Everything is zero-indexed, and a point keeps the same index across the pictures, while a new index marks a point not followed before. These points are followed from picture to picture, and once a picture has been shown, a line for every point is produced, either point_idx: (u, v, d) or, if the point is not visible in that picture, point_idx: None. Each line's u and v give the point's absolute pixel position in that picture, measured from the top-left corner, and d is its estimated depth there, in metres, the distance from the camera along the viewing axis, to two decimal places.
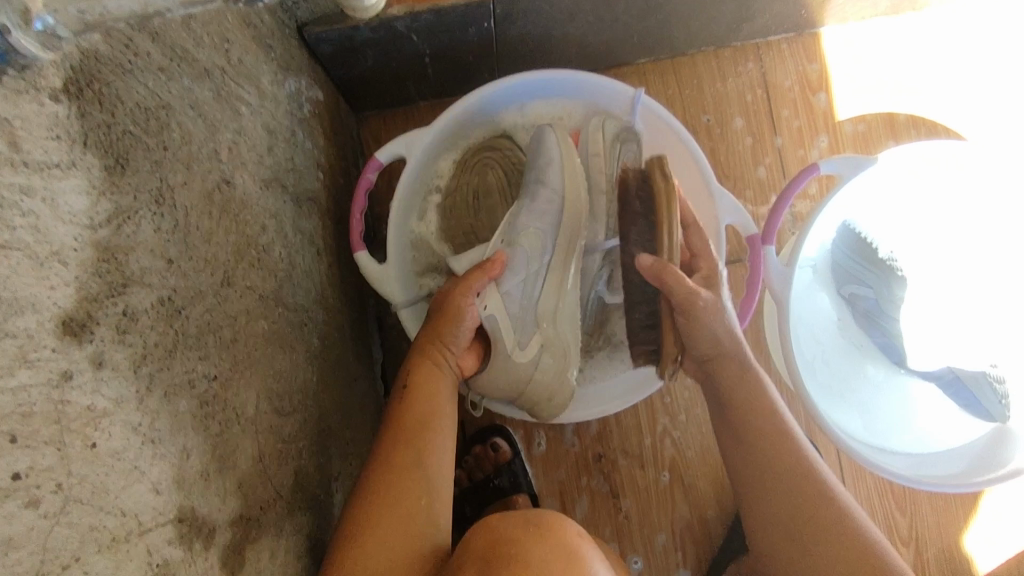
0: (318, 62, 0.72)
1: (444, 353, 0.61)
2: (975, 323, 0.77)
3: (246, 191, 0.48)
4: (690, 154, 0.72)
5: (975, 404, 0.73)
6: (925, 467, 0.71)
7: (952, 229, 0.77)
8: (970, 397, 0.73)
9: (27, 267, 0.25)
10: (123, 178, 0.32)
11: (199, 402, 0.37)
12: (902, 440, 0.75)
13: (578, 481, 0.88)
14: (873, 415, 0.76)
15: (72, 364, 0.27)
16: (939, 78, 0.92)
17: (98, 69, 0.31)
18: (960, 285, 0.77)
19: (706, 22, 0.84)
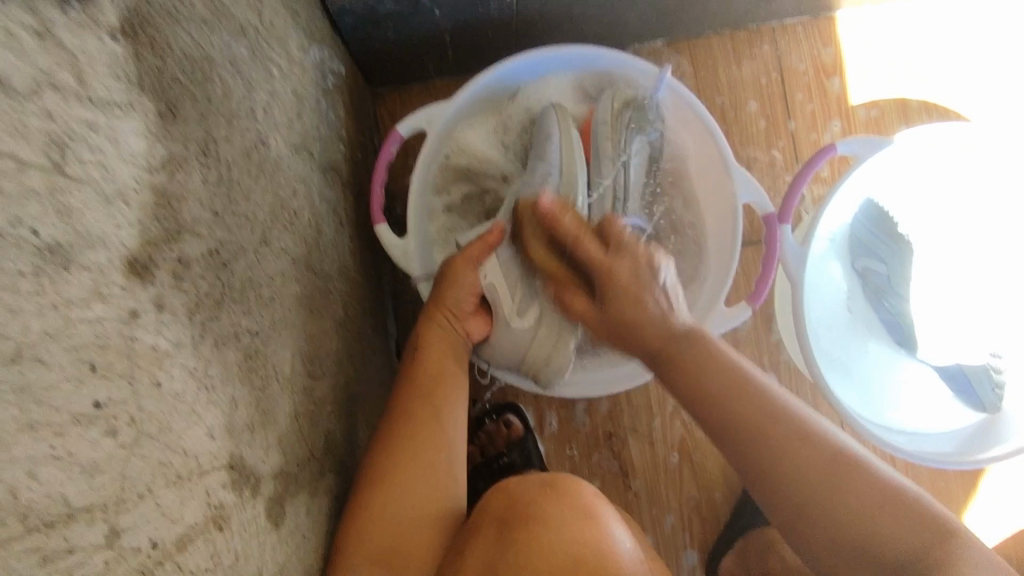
0: (339, 34, 0.72)
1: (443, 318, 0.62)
2: (980, 308, 0.78)
3: (279, 155, 0.48)
4: (710, 135, 0.73)
5: (968, 391, 0.75)
6: (920, 439, 0.73)
7: (963, 213, 0.78)
8: (966, 384, 0.75)
9: (97, 203, 0.25)
10: (174, 125, 0.32)
11: (244, 355, 0.37)
12: (898, 415, 0.76)
13: (588, 462, 0.89)
14: (869, 386, 0.77)
15: (138, 303, 0.27)
16: (950, 64, 0.93)
17: (151, 14, 0.31)
18: (969, 269, 0.78)
19: (724, 3, 0.84)
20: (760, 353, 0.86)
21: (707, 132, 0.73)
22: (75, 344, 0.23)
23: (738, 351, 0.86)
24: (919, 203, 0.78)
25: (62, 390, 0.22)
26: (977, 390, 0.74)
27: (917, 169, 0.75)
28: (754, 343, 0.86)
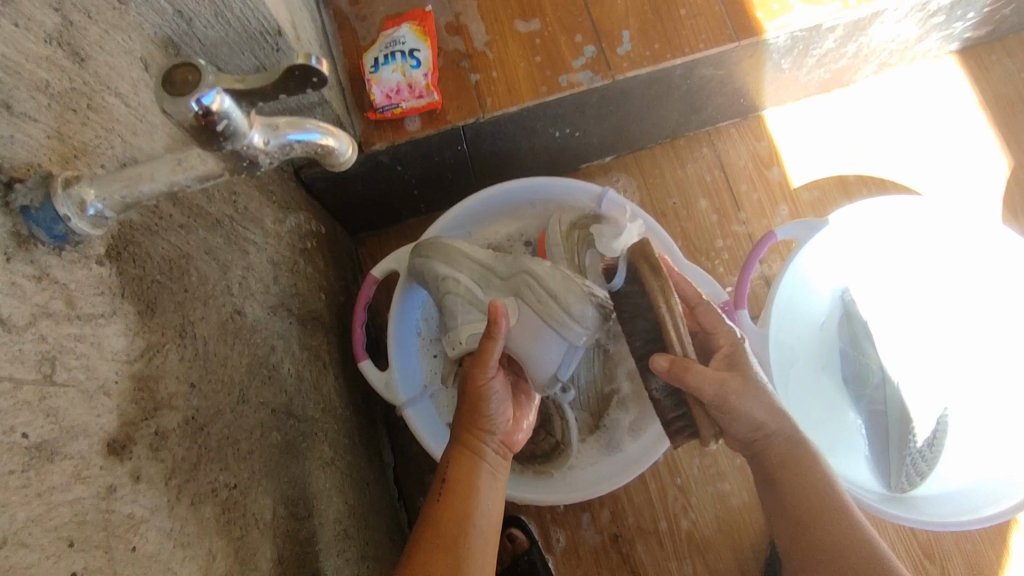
0: (316, 197, 0.82)
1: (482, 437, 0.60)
2: (966, 369, 0.82)
3: (256, 319, 0.55)
4: (658, 239, 0.80)
5: (882, 457, 0.78)
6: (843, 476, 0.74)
7: (926, 273, 0.84)
8: (881, 442, 0.79)
9: (80, 400, 0.31)
10: (153, 318, 0.39)
11: (221, 508, 0.41)
12: (819, 441, 0.79)
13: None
14: (806, 408, 0.80)
15: (115, 478, 0.32)
16: (878, 140, 1.01)
17: (133, 235, 0.38)
18: (944, 325, 0.84)
19: (657, 121, 0.94)
20: None
21: (654, 237, 0.80)
22: (56, 525, 0.28)
23: None
24: (874, 268, 0.84)
25: (44, 565, 0.27)
26: (897, 459, 0.77)
27: (867, 242, 0.82)
28: None
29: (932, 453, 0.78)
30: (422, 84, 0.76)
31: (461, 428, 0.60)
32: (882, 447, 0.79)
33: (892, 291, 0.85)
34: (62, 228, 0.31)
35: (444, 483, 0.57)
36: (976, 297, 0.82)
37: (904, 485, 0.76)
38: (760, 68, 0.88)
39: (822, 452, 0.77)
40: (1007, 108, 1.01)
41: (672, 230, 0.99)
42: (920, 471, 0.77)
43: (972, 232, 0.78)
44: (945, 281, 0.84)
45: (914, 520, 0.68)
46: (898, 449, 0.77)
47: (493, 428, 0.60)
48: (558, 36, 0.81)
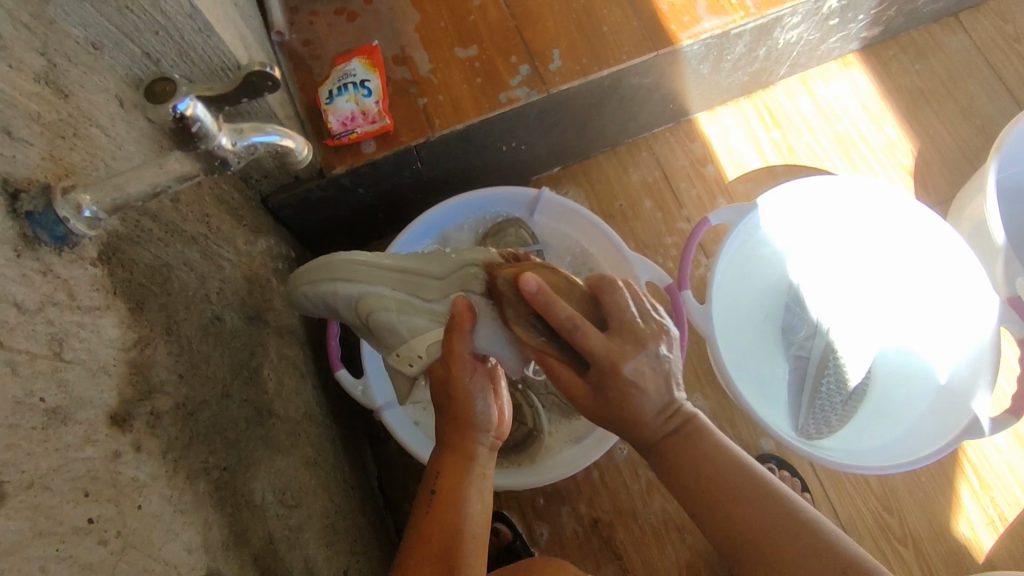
0: (283, 224, 0.87)
1: (472, 435, 0.59)
2: (880, 329, 0.92)
3: (234, 327, 0.60)
4: (603, 234, 0.88)
5: (794, 404, 0.89)
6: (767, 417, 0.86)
7: (846, 242, 0.93)
8: (795, 394, 0.90)
9: (85, 376, 0.35)
10: (142, 316, 0.43)
11: (214, 486, 0.45)
12: (750, 388, 0.89)
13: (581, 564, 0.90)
14: (741, 361, 0.89)
15: (119, 446, 0.36)
16: (799, 133, 1.11)
17: (120, 244, 0.43)
18: (860, 289, 0.93)
19: (596, 129, 1.02)
20: (711, 411, 0.93)
21: (599, 232, 0.88)
22: (73, 476, 0.32)
23: None
24: (805, 240, 0.93)
25: (64, 507, 0.31)
26: (820, 408, 0.88)
27: (798, 218, 0.90)
28: (704, 402, 0.93)
29: (848, 407, 0.88)
30: (375, 110, 0.83)
31: (448, 423, 0.60)
32: (799, 392, 0.89)
33: (813, 258, 0.94)
34: (63, 229, 0.36)
35: (435, 492, 0.57)
36: (885, 265, 0.93)
37: (822, 433, 0.87)
38: (682, 73, 0.97)
39: (751, 396, 0.87)
40: (907, 95, 1.13)
41: (621, 230, 1.07)
42: (835, 421, 0.87)
43: (884, 204, 0.87)
44: (859, 250, 0.93)
45: (837, 463, 0.78)
46: (826, 398, 0.88)
47: (482, 425, 0.59)
48: (496, 59, 0.90)
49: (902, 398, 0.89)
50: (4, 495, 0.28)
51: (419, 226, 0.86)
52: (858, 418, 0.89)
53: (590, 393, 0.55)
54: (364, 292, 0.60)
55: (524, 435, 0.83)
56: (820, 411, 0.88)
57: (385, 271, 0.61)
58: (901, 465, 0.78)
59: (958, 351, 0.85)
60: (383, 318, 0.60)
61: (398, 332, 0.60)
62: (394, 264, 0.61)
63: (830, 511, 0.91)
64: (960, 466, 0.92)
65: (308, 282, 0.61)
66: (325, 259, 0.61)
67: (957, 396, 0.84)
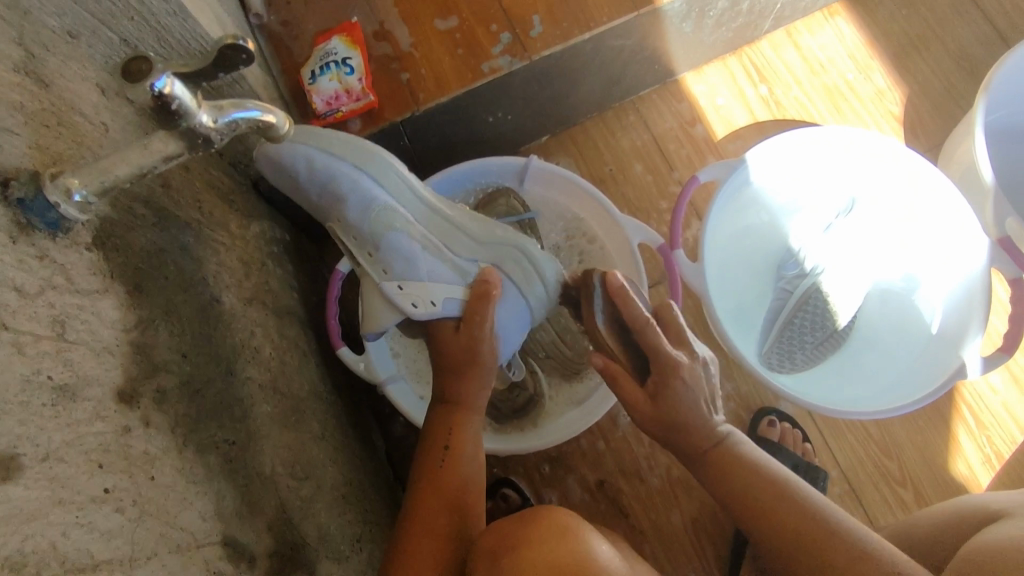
0: (275, 208, 0.88)
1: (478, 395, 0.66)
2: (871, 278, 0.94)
3: (234, 308, 0.61)
4: (593, 199, 0.88)
5: (762, 333, 0.94)
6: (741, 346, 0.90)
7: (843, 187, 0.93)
8: (766, 325, 0.94)
9: (90, 356, 0.37)
10: (142, 298, 0.44)
11: (224, 460, 0.47)
12: (732, 321, 0.93)
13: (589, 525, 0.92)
14: (728, 299, 0.92)
15: (129, 421, 0.38)
16: (789, 85, 1.11)
17: (115, 229, 0.44)
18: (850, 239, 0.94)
19: (582, 95, 1.02)
20: None
21: (589, 197, 0.88)
22: (86, 449, 0.33)
23: None
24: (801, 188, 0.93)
25: (79, 478, 0.32)
26: (796, 345, 0.92)
27: (792, 167, 0.90)
28: None
29: (823, 347, 0.92)
30: (359, 88, 0.83)
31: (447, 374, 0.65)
32: (771, 323, 0.93)
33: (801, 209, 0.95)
34: (55, 214, 0.37)
35: (445, 448, 0.63)
36: (875, 214, 0.93)
37: (792, 367, 0.92)
38: (663, 33, 0.97)
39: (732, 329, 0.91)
40: (894, 42, 1.12)
41: (613, 195, 1.07)
42: (806, 355, 0.92)
43: (885, 153, 0.86)
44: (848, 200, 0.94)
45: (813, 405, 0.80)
46: (802, 335, 0.92)
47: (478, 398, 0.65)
48: (476, 28, 0.89)
49: (891, 344, 0.91)
50: (21, 466, 0.29)
51: None
52: (838, 355, 0.93)
53: (648, 399, 0.62)
54: (386, 204, 0.61)
55: (525, 401, 0.86)
56: (789, 343, 0.92)
57: (420, 202, 0.64)
58: (886, 411, 0.79)
59: (948, 298, 0.87)
60: (400, 238, 0.61)
61: (418, 266, 0.63)
62: (432, 199, 0.65)
63: (830, 458, 0.93)
64: (956, 407, 0.94)
65: (317, 145, 0.59)
66: (339, 136, 0.61)
67: (949, 344, 0.85)
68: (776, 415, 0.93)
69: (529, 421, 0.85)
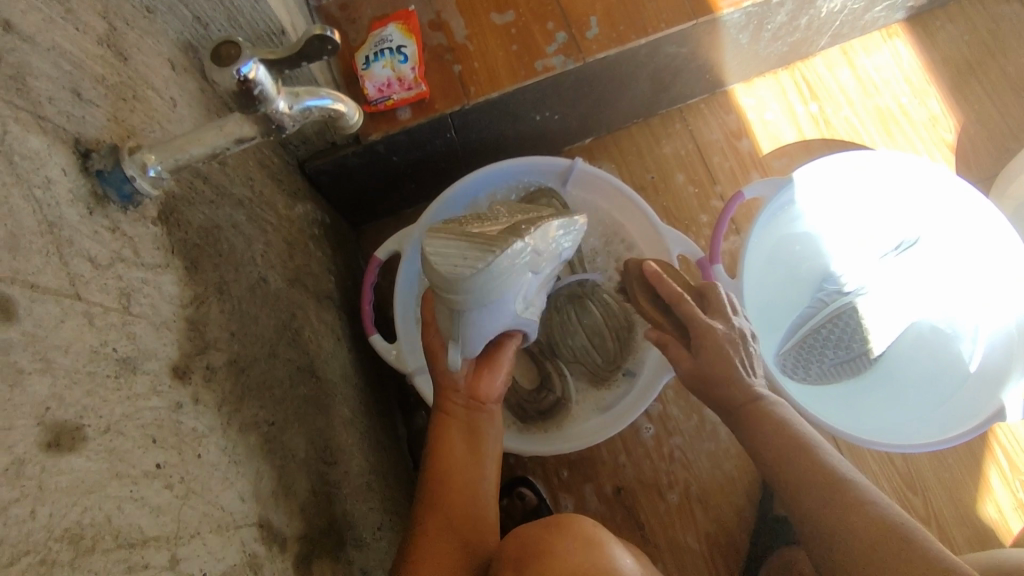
0: (318, 189, 0.88)
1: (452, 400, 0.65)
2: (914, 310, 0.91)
3: (278, 289, 0.61)
4: (636, 205, 0.87)
5: (787, 330, 0.92)
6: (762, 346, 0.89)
7: (895, 215, 0.91)
8: (791, 326, 0.92)
9: (149, 330, 0.37)
10: (197, 275, 0.45)
11: (264, 440, 0.47)
12: (762, 322, 0.91)
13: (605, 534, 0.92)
14: (760, 303, 0.90)
15: (180, 397, 0.38)
16: (840, 104, 1.08)
17: (176, 204, 0.45)
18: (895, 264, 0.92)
19: (630, 101, 1.01)
20: None
21: (630, 202, 0.88)
22: (142, 423, 0.34)
23: None
24: (852, 211, 0.91)
25: (136, 452, 0.33)
26: (818, 358, 0.90)
27: (843, 190, 0.88)
28: None
29: (847, 365, 0.90)
30: (410, 77, 0.82)
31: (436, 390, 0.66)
32: (795, 328, 0.92)
33: (850, 226, 0.92)
34: (129, 188, 0.37)
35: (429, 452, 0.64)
36: (926, 243, 0.90)
37: (811, 377, 0.89)
38: (719, 43, 0.95)
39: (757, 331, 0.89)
40: (955, 69, 1.09)
41: (653, 203, 1.06)
42: (824, 364, 0.90)
43: (946, 184, 0.84)
44: (902, 223, 0.91)
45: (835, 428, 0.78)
46: (826, 347, 0.90)
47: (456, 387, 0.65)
48: (532, 26, 0.89)
49: (918, 376, 0.89)
50: (85, 437, 0.30)
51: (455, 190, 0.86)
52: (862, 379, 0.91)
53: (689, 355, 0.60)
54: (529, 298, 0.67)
55: (551, 404, 0.85)
56: (807, 352, 0.90)
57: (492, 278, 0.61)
58: (908, 446, 0.78)
59: (992, 337, 0.84)
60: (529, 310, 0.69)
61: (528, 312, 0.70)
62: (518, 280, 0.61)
63: None
64: (989, 448, 0.92)
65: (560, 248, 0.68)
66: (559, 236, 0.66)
67: (988, 384, 0.83)
68: None
69: (554, 423, 0.85)
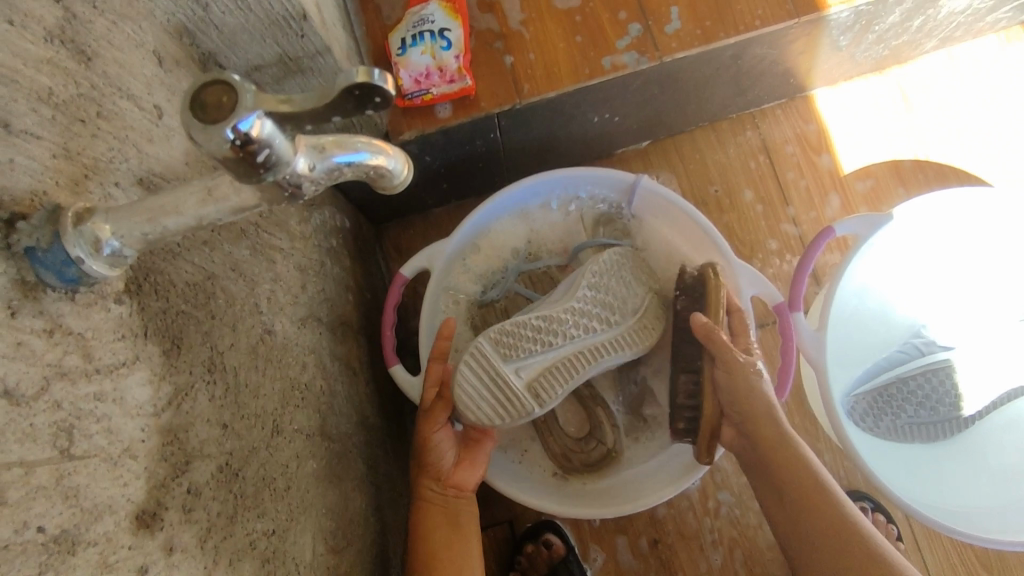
0: (338, 189, 0.76)
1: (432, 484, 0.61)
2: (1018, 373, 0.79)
3: (286, 336, 0.50)
4: (705, 233, 0.72)
5: (864, 374, 0.80)
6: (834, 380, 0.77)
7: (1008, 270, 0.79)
8: (870, 369, 0.80)
9: (103, 471, 0.26)
10: (180, 356, 0.34)
11: (260, 561, 0.37)
12: (841, 358, 0.78)
13: None
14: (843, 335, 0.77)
15: (146, 556, 0.28)
16: (940, 119, 0.93)
17: (153, 262, 0.33)
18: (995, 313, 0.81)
19: (700, 103, 0.87)
20: (798, 439, 0.83)
21: (699, 228, 0.73)
22: None
23: None
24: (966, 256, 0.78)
25: None
26: (896, 413, 0.78)
27: (958, 231, 0.76)
28: (790, 429, 0.83)
29: (927, 428, 0.77)
30: (454, 67, 0.69)
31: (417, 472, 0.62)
32: (875, 372, 0.80)
33: (967, 263, 0.78)
34: (76, 271, 0.26)
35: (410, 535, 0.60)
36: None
37: (881, 431, 0.77)
38: (815, 46, 0.81)
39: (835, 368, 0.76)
40: None
41: (714, 221, 0.92)
42: (900, 421, 0.77)
43: None
44: (1016, 268, 0.79)
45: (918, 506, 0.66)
46: (906, 402, 0.78)
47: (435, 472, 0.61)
48: (600, 13, 0.75)
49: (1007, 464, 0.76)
50: None
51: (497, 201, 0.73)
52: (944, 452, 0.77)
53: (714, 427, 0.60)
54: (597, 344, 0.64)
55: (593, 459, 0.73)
56: (884, 404, 0.78)
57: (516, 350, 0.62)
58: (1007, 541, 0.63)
59: None
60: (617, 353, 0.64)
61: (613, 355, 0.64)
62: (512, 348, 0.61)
63: (919, 562, 0.82)
64: None
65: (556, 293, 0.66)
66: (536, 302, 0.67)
67: None
68: (870, 506, 0.81)
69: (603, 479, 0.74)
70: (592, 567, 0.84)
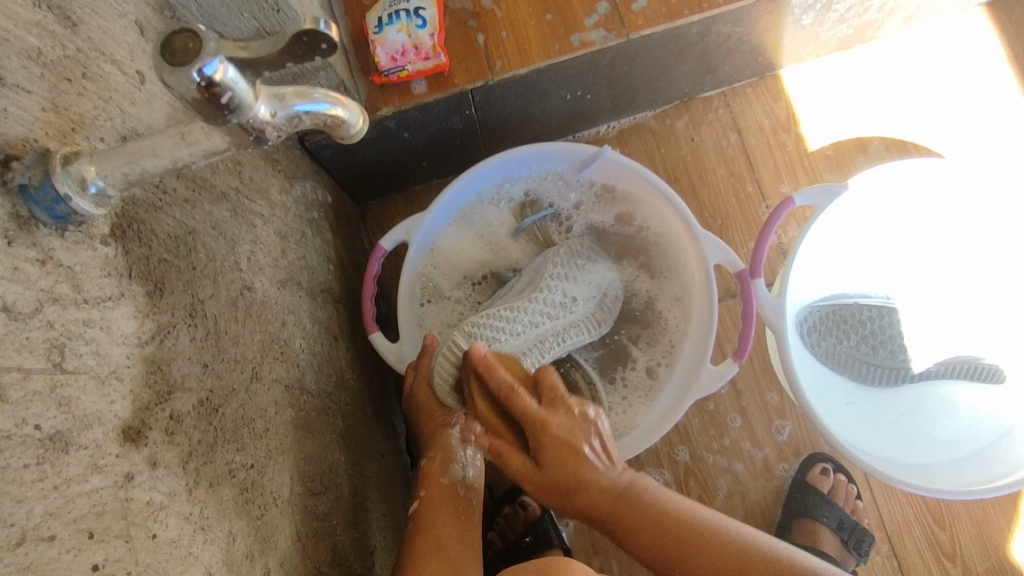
0: (320, 164, 0.79)
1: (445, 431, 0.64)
2: (960, 328, 0.85)
3: (266, 294, 0.54)
4: (672, 205, 0.76)
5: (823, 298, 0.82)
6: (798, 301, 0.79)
7: (961, 242, 0.83)
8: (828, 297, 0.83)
9: (92, 387, 0.30)
10: (162, 299, 0.37)
11: (240, 489, 0.41)
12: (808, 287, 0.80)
13: (612, 552, 0.87)
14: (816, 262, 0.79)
15: (131, 466, 0.31)
16: (904, 97, 0.97)
17: (137, 212, 0.37)
18: (945, 271, 0.85)
19: (670, 81, 0.90)
20: (761, 401, 0.87)
21: (666, 200, 0.76)
22: (75, 517, 0.27)
23: (742, 406, 0.87)
24: (921, 225, 0.82)
25: (63, 559, 0.26)
26: (838, 343, 0.82)
27: (914, 201, 0.80)
28: (754, 392, 0.87)
29: (864, 361, 0.82)
30: (427, 45, 0.72)
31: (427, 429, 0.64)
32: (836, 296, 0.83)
33: (927, 227, 0.82)
34: (64, 208, 0.29)
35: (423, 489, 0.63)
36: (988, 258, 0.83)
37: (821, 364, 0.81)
38: (779, 24, 0.84)
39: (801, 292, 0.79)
40: None
41: (686, 196, 0.96)
42: (839, 348, 0.82)
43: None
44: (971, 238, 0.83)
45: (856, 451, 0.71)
46: (849, 337, 0.83)
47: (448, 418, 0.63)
48: None
49: (934, 417, 0.82)
50: None
51: (474, 174, 0.76)
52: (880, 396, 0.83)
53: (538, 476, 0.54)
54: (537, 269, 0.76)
55: None
56: (832, 331, 0.82)
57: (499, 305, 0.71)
58: (957, 491, 0.68)
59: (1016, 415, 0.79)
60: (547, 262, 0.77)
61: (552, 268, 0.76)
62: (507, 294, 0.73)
63: (876, 517, 0.86)
64: None
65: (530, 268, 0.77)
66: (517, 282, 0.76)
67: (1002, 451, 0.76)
68: (830, 465, 0.85)
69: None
70: (566, 531, 0.88)
